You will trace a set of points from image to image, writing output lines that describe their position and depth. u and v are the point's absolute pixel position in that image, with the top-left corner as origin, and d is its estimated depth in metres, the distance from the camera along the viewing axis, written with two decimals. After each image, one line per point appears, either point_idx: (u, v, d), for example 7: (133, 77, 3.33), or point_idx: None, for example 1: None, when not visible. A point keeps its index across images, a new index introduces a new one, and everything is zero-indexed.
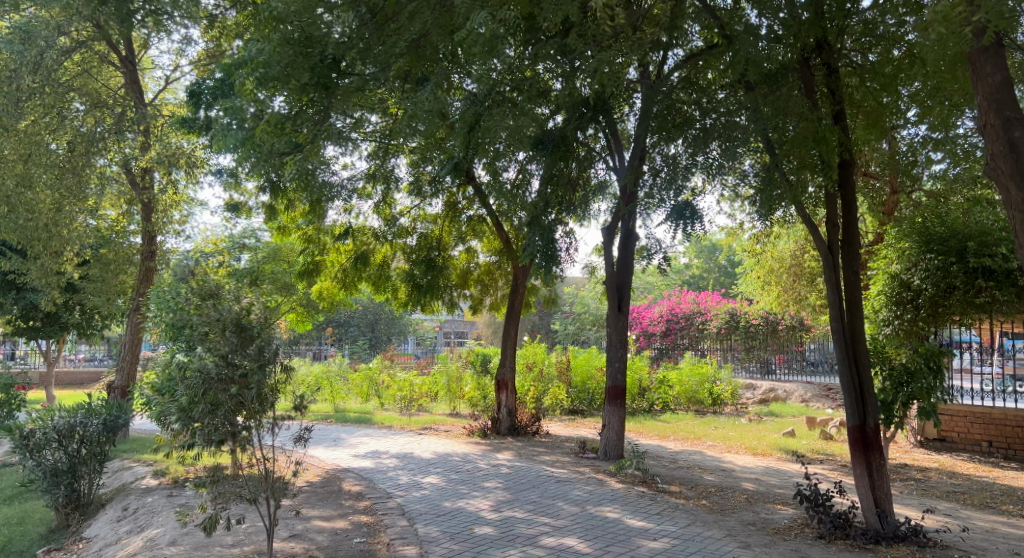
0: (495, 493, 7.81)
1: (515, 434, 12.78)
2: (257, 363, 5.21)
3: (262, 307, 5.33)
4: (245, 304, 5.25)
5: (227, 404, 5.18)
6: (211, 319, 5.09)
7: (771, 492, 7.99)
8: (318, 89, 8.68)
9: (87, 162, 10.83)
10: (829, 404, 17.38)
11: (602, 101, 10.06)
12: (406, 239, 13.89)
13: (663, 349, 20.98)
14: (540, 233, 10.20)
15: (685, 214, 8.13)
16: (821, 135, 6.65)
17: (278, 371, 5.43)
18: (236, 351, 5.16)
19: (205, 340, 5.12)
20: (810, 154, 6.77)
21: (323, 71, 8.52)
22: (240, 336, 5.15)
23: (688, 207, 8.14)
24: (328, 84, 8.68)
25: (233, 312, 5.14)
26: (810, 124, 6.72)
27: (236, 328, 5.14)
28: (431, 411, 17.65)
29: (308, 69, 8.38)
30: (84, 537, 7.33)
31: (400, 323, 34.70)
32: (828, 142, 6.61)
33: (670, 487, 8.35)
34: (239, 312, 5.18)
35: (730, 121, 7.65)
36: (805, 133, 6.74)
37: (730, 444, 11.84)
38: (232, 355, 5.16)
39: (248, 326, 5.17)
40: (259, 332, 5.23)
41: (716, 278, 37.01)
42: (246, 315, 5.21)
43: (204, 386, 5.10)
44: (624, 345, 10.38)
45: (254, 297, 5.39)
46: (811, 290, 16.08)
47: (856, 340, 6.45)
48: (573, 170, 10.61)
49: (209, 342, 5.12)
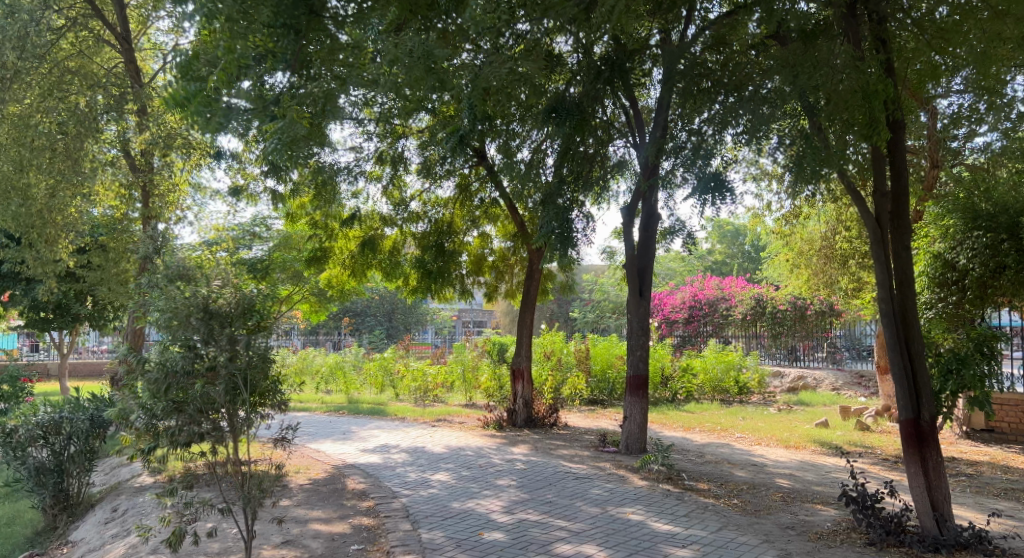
0: (508, 492, 7.24)
1: (531, 426, 12.26)
2: (229, 355, 4.75)
3: (234, 290, 4.83)
4: (215, 287, 4.79)
5: (197, 397, 4.76)
6: (176, 305, 4.68)
7: (809, 490, 7.35)
8: (287, 33, 8.35)
9: (80, 145, 10.17)
10: (862, 393, 16.62)
11: (619, 66, 9.36)
12: (417, 224, 13.35)
13: (686, 336, 20.22)
14: (554, 214, 9.59)
15: (711, 186, 7.37)
16: (871, 90, 5.94)
17: (260, 360, 4.93)
18: (206, 340, 4.71)
19: (169, 329, 4.70)
20: (859, 113, 6.06)
21: (292, 12, 8.21)
22: (209, 323, 4.69)
23: (717, 180, 7.36)
24: (298, 27, 8.35)
25: (199, 295, 4.70)
26: (861, 77, 6.01)
27: (204, 315, 4.69)
28: (446, 402, 17.17)
29: (270, 8, 7.85)
30: (71, 540, 6.90)
31: (418, 312, 34.25)
32: (879, 98, 5.91)
33: (697, 484, 7.73)
34: (207, 296, 4.73)
35: (761, 86, 7.00)
36: (854, 87, 6.02)
37: (760, 436, 11.17)
38: (201, 346, 4.73)
39: (217, 311, 4.72)
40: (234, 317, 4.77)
41: (741, 264, 36.06)
42: (215, 299, 4.76)
43: (167, 381, 4.68)
44: (645, 333, 9.74)
45: (227, 278, 4.91)
46: (842, 273, 15.31)
47: (908, 321, 5.82)
48: (590, 147, 10.03)
49: (177, 330, 4.70)
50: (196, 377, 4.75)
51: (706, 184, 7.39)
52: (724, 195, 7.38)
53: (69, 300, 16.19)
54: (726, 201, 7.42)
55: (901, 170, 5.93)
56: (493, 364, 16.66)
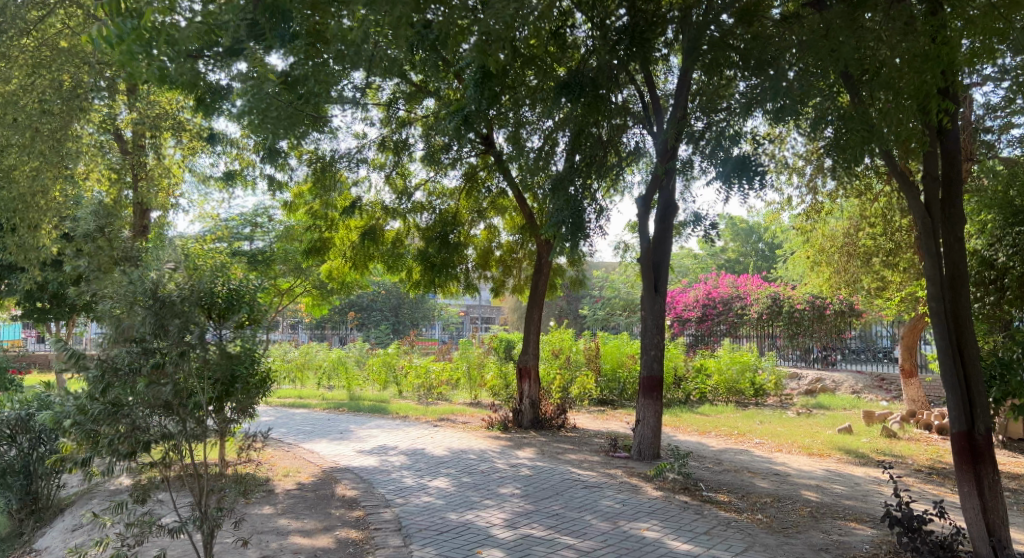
0: (511, 503, 6.66)
1: (538, 428, 11.66)
2: (177, 350, 4.35)
3: (186, 277, 4.47)
4: (166, 271, 4.44)
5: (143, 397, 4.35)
6: (121, 289, 4.29)
7: (840, 506, 6.73)
8: None
9: (62, 124, 9.50)
10: (884, 397, 15.93)
11: (640, 37, 8.73)
12: (421, 215, 12.74)
13: (698, 336, 19.63)
14: (564, 202, 8.97)
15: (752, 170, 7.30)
16: (931, 55, 5.28)
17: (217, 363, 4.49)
18: (155, 333, 4.31)
19: (112, 316, 4.34)
20: (922, 79, 5.33)
21: None
22: (157, 312, 4.29)
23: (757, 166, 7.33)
24: None
25: (147, 280, 4.32)
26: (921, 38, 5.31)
27: (152, 302, 4.30)
28: (450, 400, 16.61)
29: None
30: (36, 548, 6.45)
31: (424, 308, 33.56)
32: (938, 64, 5.26)
33: (717, 496, 7.12)
34: (156, 281, 4.35)
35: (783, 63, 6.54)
36: (913, 50, 5.34)
37: (781, 442, 10.54)
38: (149, 341, 4.33)
39: (167, 299, 4.32)
40: (186, 307, 4.36)
41: (755, 262, 35.36)
42: (165, 285, 4.36)
43: (107, 379, 4.30)
44: (660, 331, 9.13)
45: (179, 262, 4.54)
46: (865, 272, 14.61)
47: (961, 322, 5.22)
48: (604, 132, 9.44)
49: (121, 319, 4.33)
50: (139, 376, 4.33)
51: (744, 167, 7.34)
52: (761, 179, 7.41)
53: (62, 293, 15.79)
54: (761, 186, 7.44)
55: (954, 153, 5.35)
56: (500, 361, 16.01)
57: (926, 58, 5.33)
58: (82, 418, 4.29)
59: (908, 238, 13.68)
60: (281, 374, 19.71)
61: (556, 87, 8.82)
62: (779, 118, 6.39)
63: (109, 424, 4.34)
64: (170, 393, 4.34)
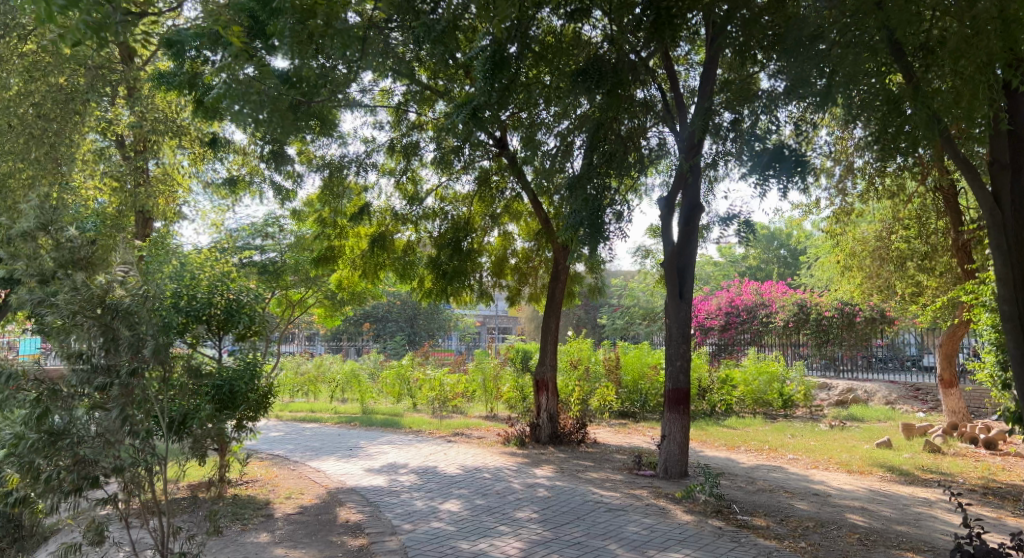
0: (528, 529, 6.10)
1: (556, 443, 11.06)
2: (132, 361, 4.57)
3: (136, 285, 4.68)
4: (119, 277, 4.64)
5: (85, 423, 4.57)
6: (71, 297, 4.43)
7: (893, 532, 6.10)
8: None
9: (57, 130, 9.01)
10: (921, 408, 15.18)
11: (666, 14, 7.84)
12: (433, 222, 12.26)
13: (721, 345, 18.80)
14: (583, 202, 8.42)
15: (789, 160, 7.13)
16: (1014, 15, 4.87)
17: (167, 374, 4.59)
18: (105, 348, 4.53)
19: (61, 331, 4.50)
20: None
21: None
22: (104, 327, 4.51)
23: (798, 156, 7.14)
24: None
25: (96, 288, 4.52)
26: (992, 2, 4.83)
27: (102, 309, 4.52)
28: (466, 413, 16.05)
29: None
30: None
31: (439, 318, 33.12)
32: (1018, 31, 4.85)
33: (753, 520, 6.51)
34: (103, 289, 4.56)
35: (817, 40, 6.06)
36: None
37: (817, 458, 9.86)
38: (97, 359, 4.53)
39: (118, 305, 4.56)
40: (137, 322, 4.59)
41: (777, 268, 34.69)
42: (113, 292, 4.58)
43: (45, 405, 4.49)
44: (686, 340, 8.53)
45: (129, 267, 4.74)
46: (900, 277, 13.81)
47: None
48: (624, 128, 8.95)
49: (69, 333, 4.49)
50: (83, 399, 4.56)
51: (782, 157, 7.17)
52: (802, 166, 7.18)
53: None
54: (803, 174, 7.18)
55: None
56: (517, 373, 15.43)
57: (1003, 25, 5.11)
58: (23, 449, 4.43)
59: (943, 240, 13.01)
60: (293, 388, 19.30)
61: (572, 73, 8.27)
62: (825, 102, 6.13)
63: (49, 456, 4.50)
64: (116, 418, 4.54)
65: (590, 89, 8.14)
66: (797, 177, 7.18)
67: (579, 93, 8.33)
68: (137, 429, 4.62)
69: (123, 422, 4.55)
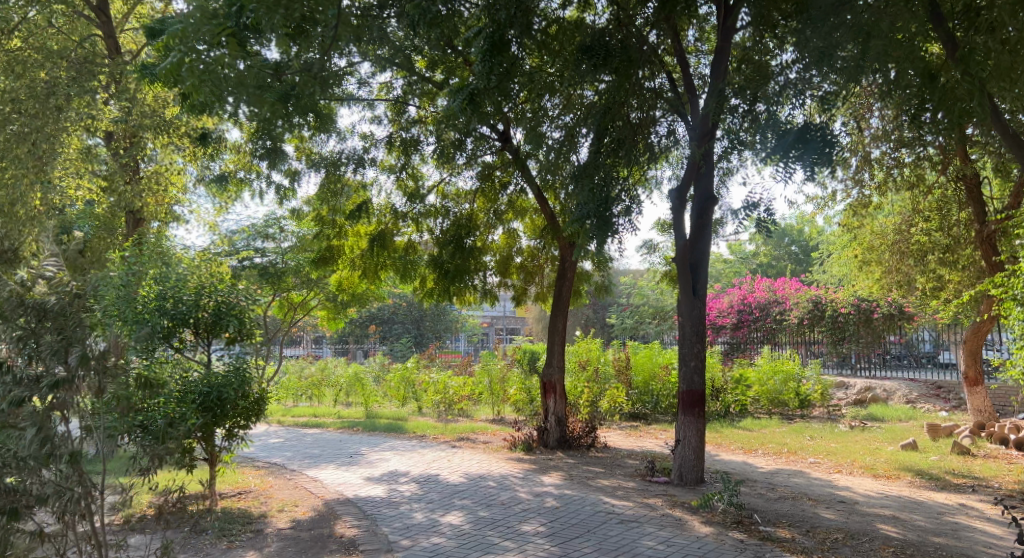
0: (535, 546, 5.64)
1: (565, 448, 10.63)
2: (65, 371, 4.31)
3: (56, 287, 4.43)
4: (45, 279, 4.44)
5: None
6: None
7: (931, 545, 5.63)
8: None
9: (40, 126, 8.60)
10: (942, 407, 14.66)
11: None
12: (435, 220, 11.81)
13: (734, 343, 18.34)
14: (590, 192, 7.98)
15: (815, 141, 6.90)
16: None
17: (102, 377, 4.48)
18: (30, 355, 4.29)
19: None
20: None
21: None
22: (26, 334, 4.28)
23: (824, 137, 6.92)
24: None
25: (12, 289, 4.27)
26: None
27: (23, 310, 4.29)
28: (472, 416, 15.58)
29: None
30: None
31: (446, 320, 32.71)
32: None
33: (777, 532, 6.03)
34: (18, 290, 4.31)
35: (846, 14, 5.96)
36: None
37: (839, 461, 9.38)
38: (16, 371, 4.24)
39: (41, 305, 4.34)
40: (65, 324, 4.37)
41: (790, 265, 34.09)
42: (31, 291, 4.35)
43: None
44: (700, 339, 8.05)
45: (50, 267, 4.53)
46: (920, 271, 13.28)
47: None
48: (633, 114, 8.53)
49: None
50: None
51: (806, 138, 6.93)
52: (827, 147, 6.96)
53: None
54: (828, 155, 6.97)
55: None
56: (524, 374, 14.97)
57: None
58: None
59: (965, 233, 12.45)
60: (296, 392, 18.88)
61: (579, 53, 7.87)
62: (854, 74, 6.10)
63: None
64: (32, 439, 4.16)
65: (597, 68, 7.74)
66: (822, 159, 6.94)
67: (586, 73, 7.92)
68: (58, 452, 4.27)
69: (42, 445, 4.19)
